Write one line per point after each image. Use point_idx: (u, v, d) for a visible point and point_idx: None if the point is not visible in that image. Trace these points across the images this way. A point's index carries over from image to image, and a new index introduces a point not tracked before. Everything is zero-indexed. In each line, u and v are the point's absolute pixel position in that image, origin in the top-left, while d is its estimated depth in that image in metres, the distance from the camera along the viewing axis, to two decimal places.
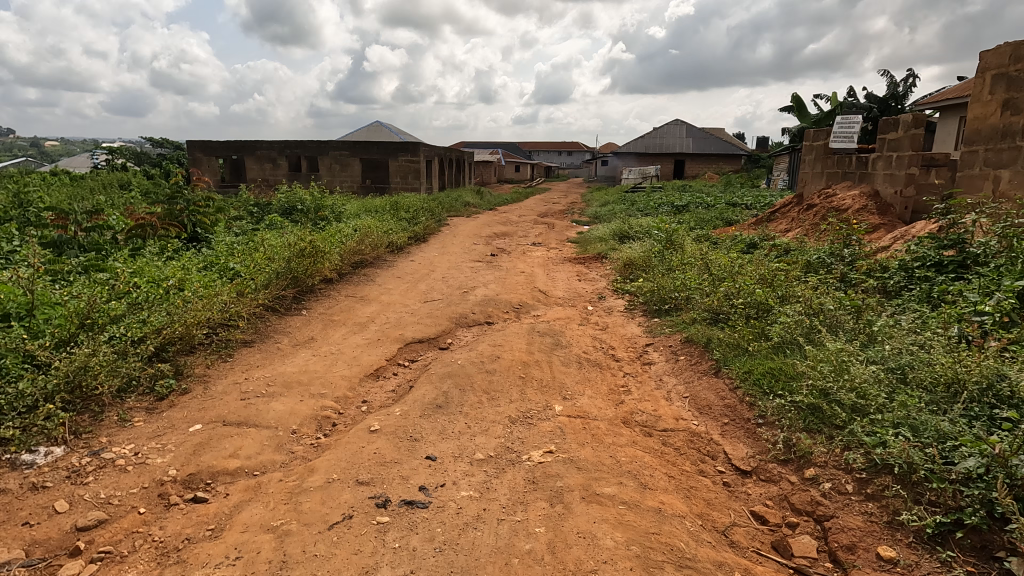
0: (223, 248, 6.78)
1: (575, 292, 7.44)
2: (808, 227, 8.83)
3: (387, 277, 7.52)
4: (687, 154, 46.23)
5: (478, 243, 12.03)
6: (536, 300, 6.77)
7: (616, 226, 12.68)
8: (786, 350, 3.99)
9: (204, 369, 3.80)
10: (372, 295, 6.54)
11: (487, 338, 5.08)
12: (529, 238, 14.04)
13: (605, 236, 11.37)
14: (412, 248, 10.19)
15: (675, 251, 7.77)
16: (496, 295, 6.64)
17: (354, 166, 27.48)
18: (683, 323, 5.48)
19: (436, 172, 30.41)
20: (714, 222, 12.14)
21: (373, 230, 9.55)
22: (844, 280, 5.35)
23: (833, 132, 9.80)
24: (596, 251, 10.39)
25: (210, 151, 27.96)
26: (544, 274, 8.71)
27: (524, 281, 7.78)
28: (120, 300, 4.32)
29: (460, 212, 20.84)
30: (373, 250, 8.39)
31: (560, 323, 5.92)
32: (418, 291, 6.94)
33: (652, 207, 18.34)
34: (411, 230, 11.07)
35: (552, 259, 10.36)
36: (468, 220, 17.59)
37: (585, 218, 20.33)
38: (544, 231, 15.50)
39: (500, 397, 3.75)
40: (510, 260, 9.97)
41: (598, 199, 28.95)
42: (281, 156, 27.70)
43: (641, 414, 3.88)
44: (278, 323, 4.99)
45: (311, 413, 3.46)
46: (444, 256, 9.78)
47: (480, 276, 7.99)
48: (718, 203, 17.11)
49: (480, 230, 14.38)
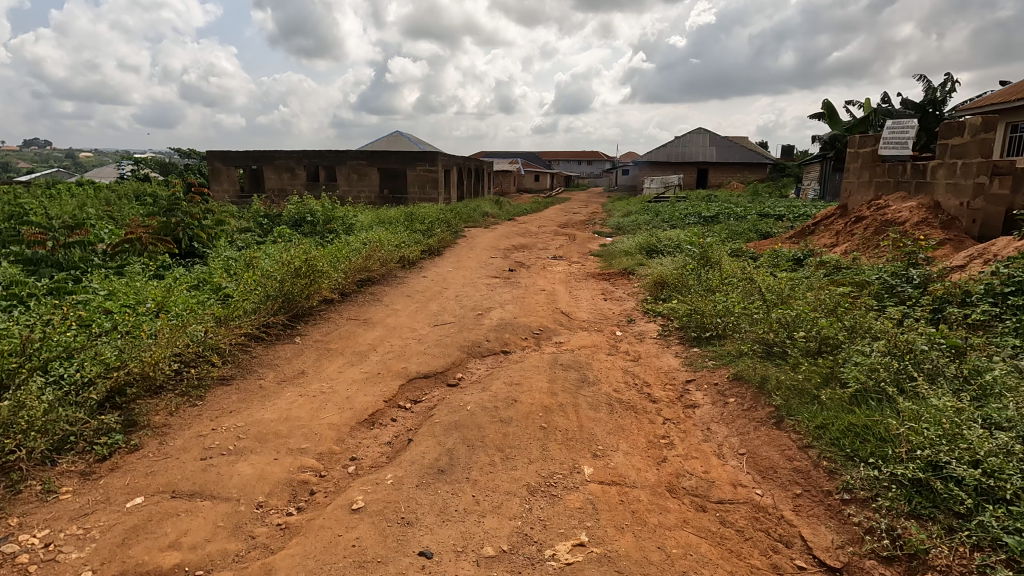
0: (218, 265, 6.25)
1: (601, 314, 6.75)
2: (858, 242, 8.00)
3: (396, 296, 6.92)
4: (711, 162, 45.19)
5: (496, 257, 11.41)
6: (558, 324, 6.09)
7: (642, 238, 11.94)
8: (870, 400, 3.25)
9: (165, 416, 3.21)
10: (377, 317, 5.93)
11: (503, 373, 4.41)
12: (550, 251, 13.38)
13: (631, 249, 10.65)
14: (426, 262, 9.60)
15: (712, 269, 7.03)
16: (513, 318, 5.98)
17: (371, 176, 27.19)
18: (729, 356, 4.75)
19: (455, 182, 29.99)
20: (748, 235, 11.32)
21: (383, 244, 9.00)
22: (922, 308, 4.58)
23: (883, 138, 8.94)
24: (621, 266, 9.68)
25: (230, 161, 27.99)
26: (567, 292, 8.03)
27: (544, 301, 7.11)
28: (81, 329, 3.77)
29: (479, 223, 20.31)
30: (382, 265, 7.81)
31: (586, 353, 5.22)
32: (428, 313, 6.32)
33: (677, 218, 17.53)
34: (425, 244, 10.50)
35: (574, 274, 9.68)
36: (487, 231, 17.02)
37: (608, 229, 19.62)
38: (565, 244, 14.82)
39: (516, 456, 3.07)
40: (529, 276, 9.31)
41: (620, 209, 28.19)
42: (300, 166, 27.56)
43: (688, 478, 3.17)
44: (264, 354, 4.39)
45: (285, 476, 2.83)
46: (459, 271, 9.16)
47: (497, 295, 7.35)
48: (749, 214, 16.25)
49: (498, 242, 13.78)
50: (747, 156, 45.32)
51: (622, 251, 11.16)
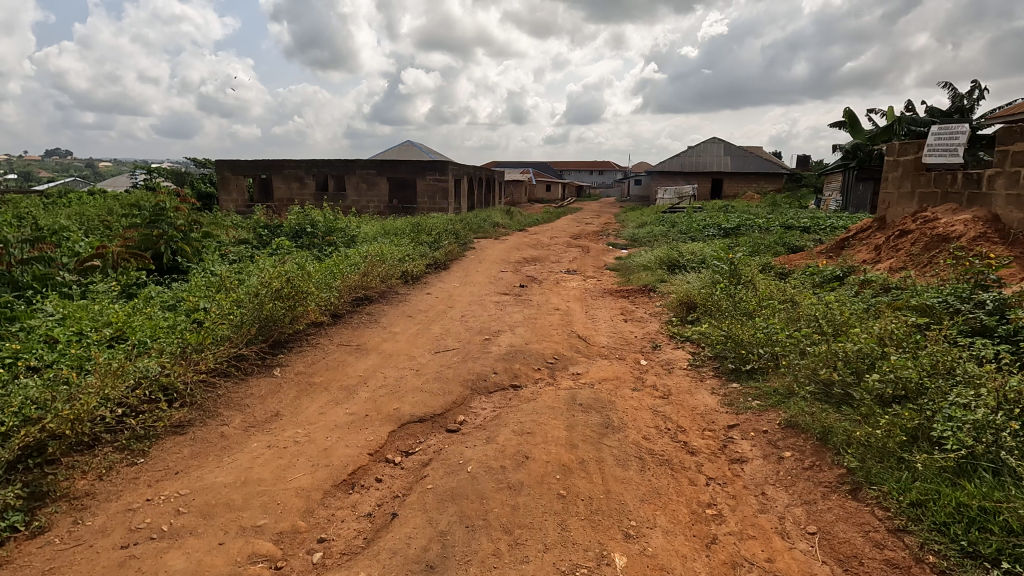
0: (198, 282, 5.68)
1: (621, 339, 6.08)
2: (905, 258, 7.26)
3: (395, 316, 6.31)
4: (726, 172, 44.39)
5: (506, 270, 10.78)
6: (575, 351, 5.43)
7: (662, 251, 11.25)
8: (982, 473, 2.55)
9: (90, 483, 2.60)
10: (373, 342, 5.30)
11: (513, 416, 3.76)
12: (563, 264, 12.73)
13: (650, 264, 9.97)
14: (431, 278, 9.00)
15: (745, 289, 6.34)
16: (525, 344, 5.34)
17: (381, 186, 26.79)
18: (778, 397, 4.07)
19: (465, 192, 29.53)
20: (776, 249, 10.59)
21: (385, 257, 8.41)
22: (1012, 344, 3.86)
23: (928, 145, 8.32)
24: (641, 283, 9.00)
25: (239, 171, 27.78)
26: (582, 312, 7.35)
27: (559, 323, 6.45)
28: (10, 365, 3.19)
29: (489, 234, 19.73)
30: (382, 282, 7.21)
31: (607, 388, 4.55)
32: (430, 337, 5.68)
33: (695, 229, 16.79)
34: (430, 257, 9.90)
35: (590, 291, 9.01)
36: (497, 242, 16.41)
37: (623, 240, 18.95)
38: (579, 256, 14.17)
39: (529, 542, 2.41)
40: (542, 292, 8.66)
41: (634, 220, 27.51)
42: (309, 175, 27.25)
43: (746, 569, 2.48)
44: (234, 391, 3.78)
45: (228, 571, 2.18)
46: (466, 287, 8.55)
47: (506, 315, 6.70)
48: (772, 226, 15.50)
49: (509, 255, 13.17)
50: (763, 166, 44.47)
51: (641, 265, 10.48)
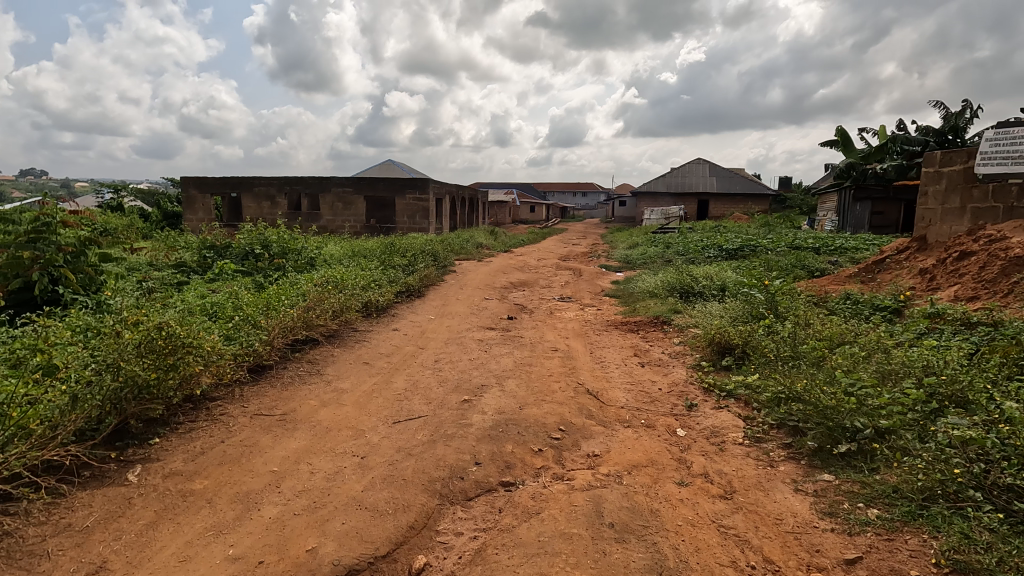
0: (70, 321, 4.16)
1: (643, 395, 4.65)
2: (976, 284, 5.98)
3: (347, 366, 4.81)
4: (713, 193, 43.78)
5: (490, 298, 9.34)
6: (587, 419, 3.98)
7: (669, 275, 9.93)
8: None
9: None
10: (305, 409, 3.80)
11: (507, 562, 2.29)
12: (555, 289, 11.36)
13: (658, 290, 8.62)
14: (401, 308, 7.52)
15: (798, 328, 4.98)
16: (519, 410, 3.88)
17: (357, 205, 25.35)
18: (911, 508, 2.67)
19: (447, 212, 28.21)
20: (798, 272, 9.32)
21: (343, 286, 6.94)
22: None
23: (982, 152, 7.27)
24: (651, 313, 7.63)
25: (206, 189, 26.16)
26: (587, 353, 5.93)
27: (560, 371, 5.02)
28: None
29: (472, 255, 18.37)
30: (334, 318, 5.72)
31: (643, 484, 3.10)
32: (389, 398, 4.19)
33: (694, 250, 15.57)
34: (402, 282, 8.44)
35: (591, 322, 7.62)
36: (480, 264, 15.04)
37: (616, 262, 17.69)
38: (572, 280, 12.80)
39: None
40: (534, 326, 7.24)
41: (623, 241, 26.36)
42: (281, 194, 25.74)
43: None
44: (36, 529, 2.25)
45: None
46: (443, 321, 7.10)
47: (491, 361, 5.25)
48: (777, 246, 14.34)
49: (494, 279, 11.76)
50: (749, 187, 44.01)
51: (646, 291, 9.13)
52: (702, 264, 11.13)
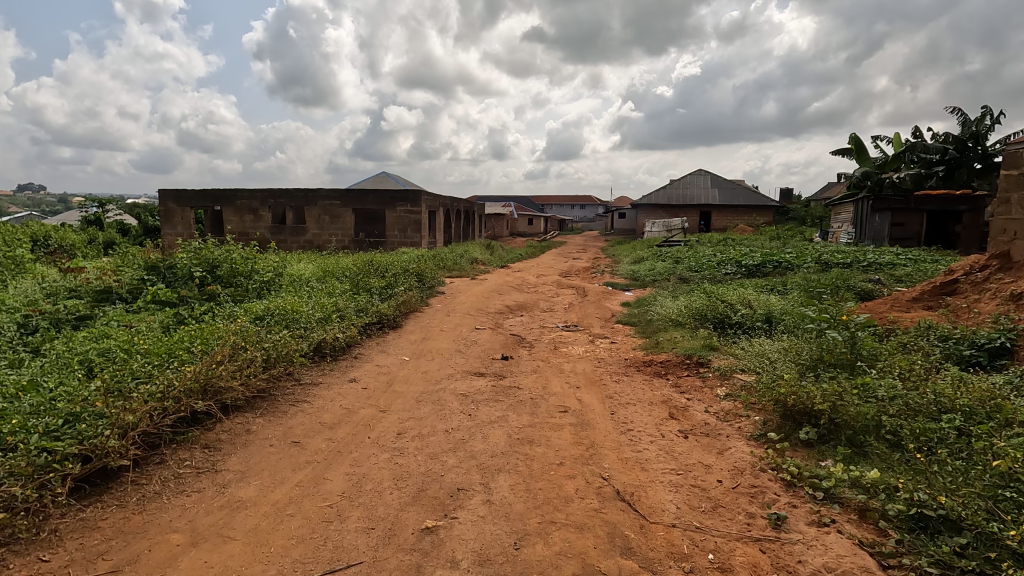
0: None
1: (698, 495, 3.15)
2: None
3: (262, 452, 3.29)
4: (716, 205, 42.47)
5: (482, 327, 7.85)
6: (624, 561, 2.44)
7: (693, 299, 8.44)
8: None
9: None
10: (157, 556, 2.28)
11: None
12: (558, 312, 9.91)
13: (683, 319, 7.14)
14: (368, 346, 6.01)
15: (913, 395, 3.52)
16: (513, 553, 2.38)
17: (345, 218, 23.93)
18: None
19: (441, 225, 26.79)
20: (847, 294, 7.85)
21: (291, 325, 5.45)
22: None
23: None
24: (679, 350, 6.14)
25: (185, 202, 24.75)
26: (607, 413, 4.42)
27: (572, 452, 3.52)
28: None
29: (465, 272, 16.94)
30: (264, 370, 4.22)
31: None
32: (310, 518, 2.68)
33: (710, 267, 14.09)
34: (372, 311, 6.93)
35: (605, 362, 6.12)
36: (474, 283, 13.59)
37: (622, 279, 16.26)
38: (576, 301, 11.32)
39: None
40: (535, 369, 5.73)
41: (627, 255, 24.96)
42: (264, 208, 24.34)
43: None
44: None
45: None
46: (420, 364, 5.59)
47: (475, 436, 3.73)
48: (804, 262, 12.89)
49: (488, 301, 10.29)
50: (753, 199, 42.78)
51: (668, 319, 7.63)
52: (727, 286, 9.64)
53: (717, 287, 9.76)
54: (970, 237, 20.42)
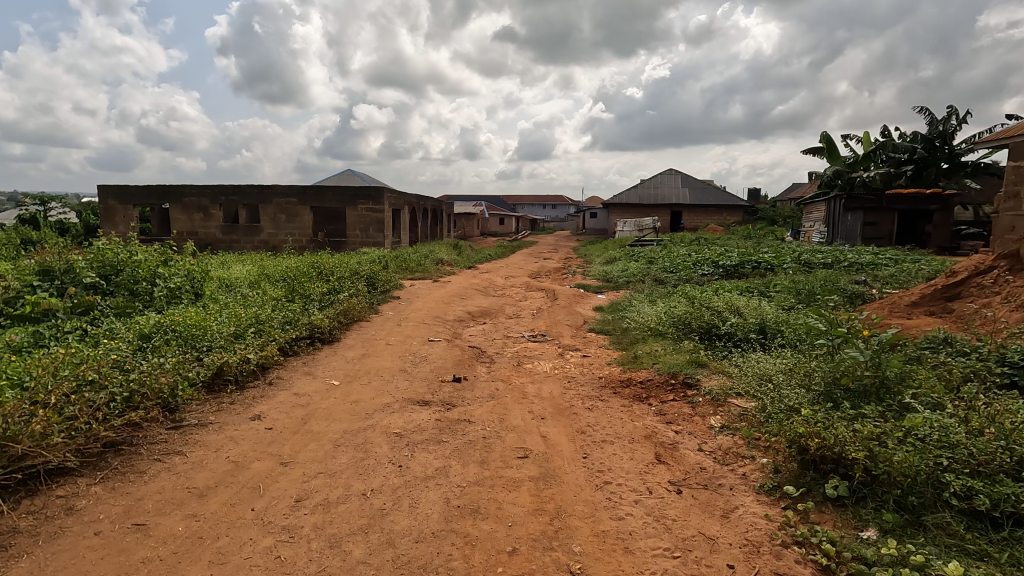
0: None
1: None
2: None
3: (76, 550, 2.25)
4: (687, 204, 42.28)
5: (437, 339, 6.85)
6: None
7: (673, 305, 7.60)
8: None
9: None
10: None
11: None
12: (524, 319, 8.98)
13: (665, 329, 6.28)
14: (290, 367, 4.95)
15: (975, 442, 2.71)
16: None
17: (303, 217, 22.56)
18: None
19: (407, 224, 25.63)
20: (841, 299, 7.12)
21: (187, 347, 4.38)
22: None
23: None
24: (662, 367, 5.26)
25: (128, 199, 22.99)
26: (577, 457, 3.49)
27: (532, 529, 2.57)
28: None
29: (428, 273, 15.88)
30: (120, 414, 3.16)
31: None
32: None
33: (686, 268, 13.38)
34: (302, 323, 5.88)
35: (576, 382, 5.20)
36: (435, 286, 12.57)
37: (595, 281, 15.44)
38: (546, 306, 10.41)
39: None
40: (493, 394, 4.77)
41: (599, 255, 24.25)
42: (215, 206, 22.77)
43: None
44: None
45: None
46: (351, 391, 4.56)
47: (399, 503, 2.76)
48: (784, 263, 12.27)
49: (449, 307, 9.30)
50: (723, 199, 42.75)
51: (647, 328, 6.76)
52: (707, 291, 8.86)
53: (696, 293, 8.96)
54: (940, 236, 20.33)
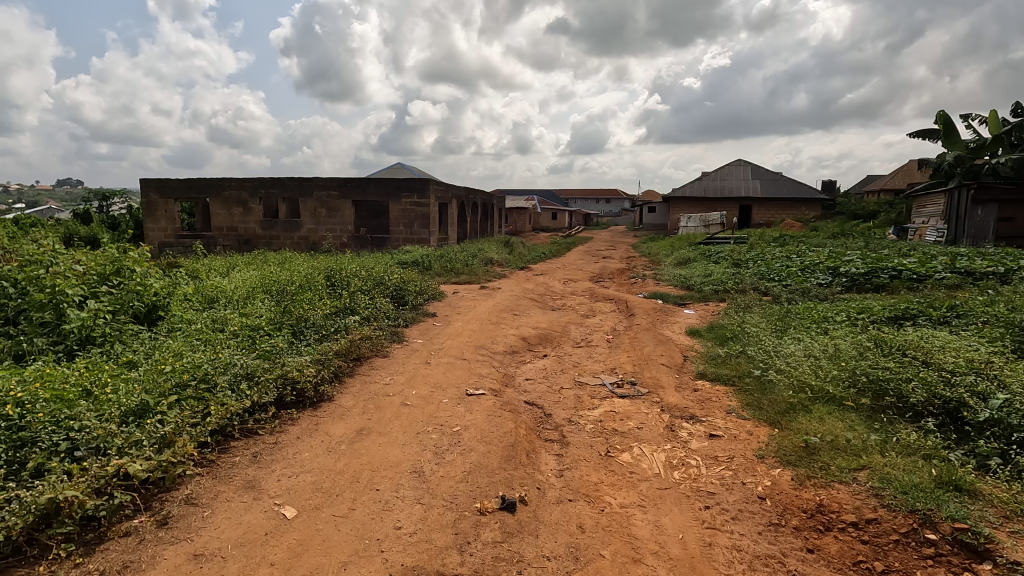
0: None
1: None
2: None
3: None
4: (759, 198, 38.49)
5: (480, 391, 4.67)
6: None
7: (830, 346, 5.07)
8: None
9: None
10: None
11: None
12: (599, 348, 6.69)
13: (855, 401, 3.82)
14: (221, 473, 2.88)
15: None
16: None
17: (344, 211, 21.03)
18: None
19: (455, 219, 23.70)
20: None
21: (1, 461, 2.38)
22: None
23: None
24: (886, 488, 2.85)
25: (169, 193, 22.06)
26: None
27: None
28: None
29: (476, 276, 13.79)
30: None
31: None
32: None
33: (795, 277, 10.66)
34: (270, 372, 3.81)
35: (723, 512, 2.88)
36: (484, 296, 10.44)
37: (672, 287, 12.91)
38: (623, 327, 8.06)
39: None
40: (576, 547, 2.51)
41: (667, 254, 21.53)
42: (254, 200, 21.54)
43: None
44: None
45: None
46: (311, 540, 2.42)
47: None
48: (937, 272, 9.35)
49: (499, 328, 7.11)
50: (800, 192, 38.69)
51: (805, 387, 4.30)
52: (859, 323, 6.24)
53: (843, 325, 6.34)
54: None
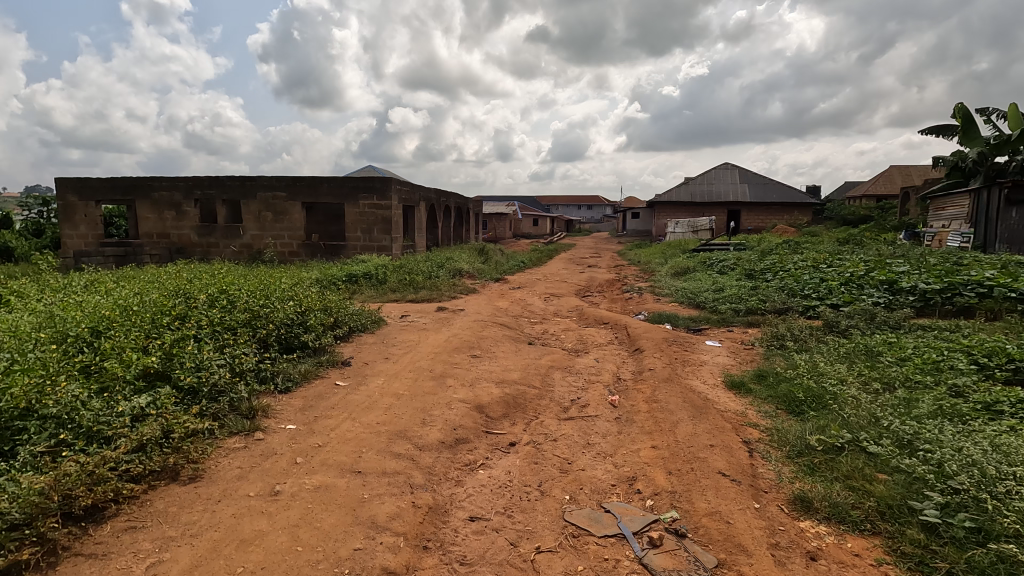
0: None
1: None
2: None
3: None
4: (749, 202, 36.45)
5: None
6: None
7: None
8: None
9: None
10: None
11: None
12: (599, 423, 4.14)
13: None
14: None
15: None
16: None
17: (293, 215, 18.27)
18: None
19: (422, 224, 21.05)
20: None
21: None
22: None
23: None
24: None
25: (89, 193, 18.97)
26: None
27: None
28: None
29: (437, 292, 11.15)
30: None
31: None
32: None
33: (843, 295, 8.22)
34: None
35: None
36: (438, 323, 7.83)
37: (677, 306, 10.43)
38: (630, 375, 5.52)
39: None
40: None
41: (662, 263, 19.15)
42: (189, 202, 18.62)
43: None
44: None
45: None
46: None
47: None
48: None
49: (441, 387, 4.50)
50: (792, 195, 36.75)
51: None
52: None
53: (1001, 392, 3.88)
54: None
